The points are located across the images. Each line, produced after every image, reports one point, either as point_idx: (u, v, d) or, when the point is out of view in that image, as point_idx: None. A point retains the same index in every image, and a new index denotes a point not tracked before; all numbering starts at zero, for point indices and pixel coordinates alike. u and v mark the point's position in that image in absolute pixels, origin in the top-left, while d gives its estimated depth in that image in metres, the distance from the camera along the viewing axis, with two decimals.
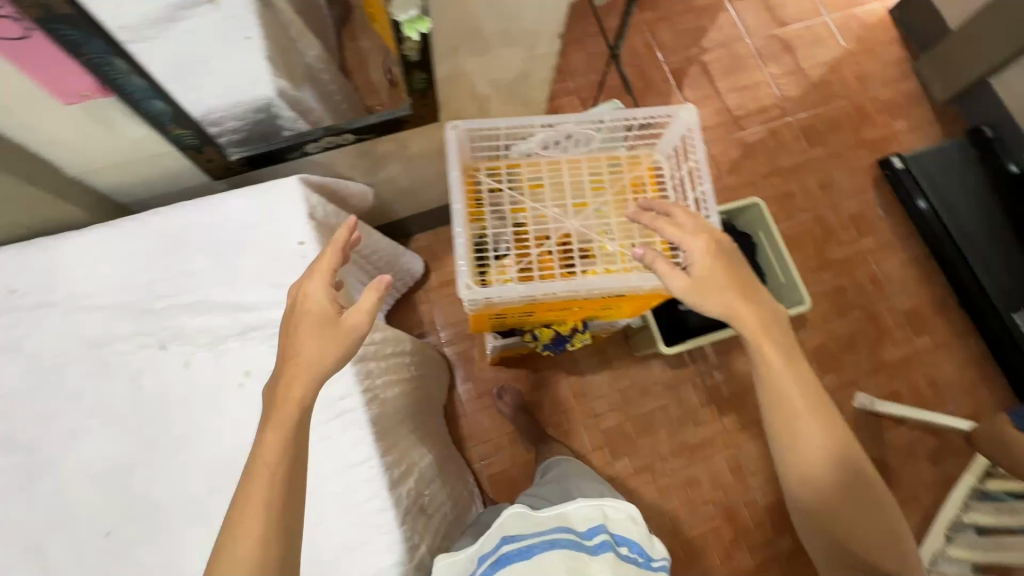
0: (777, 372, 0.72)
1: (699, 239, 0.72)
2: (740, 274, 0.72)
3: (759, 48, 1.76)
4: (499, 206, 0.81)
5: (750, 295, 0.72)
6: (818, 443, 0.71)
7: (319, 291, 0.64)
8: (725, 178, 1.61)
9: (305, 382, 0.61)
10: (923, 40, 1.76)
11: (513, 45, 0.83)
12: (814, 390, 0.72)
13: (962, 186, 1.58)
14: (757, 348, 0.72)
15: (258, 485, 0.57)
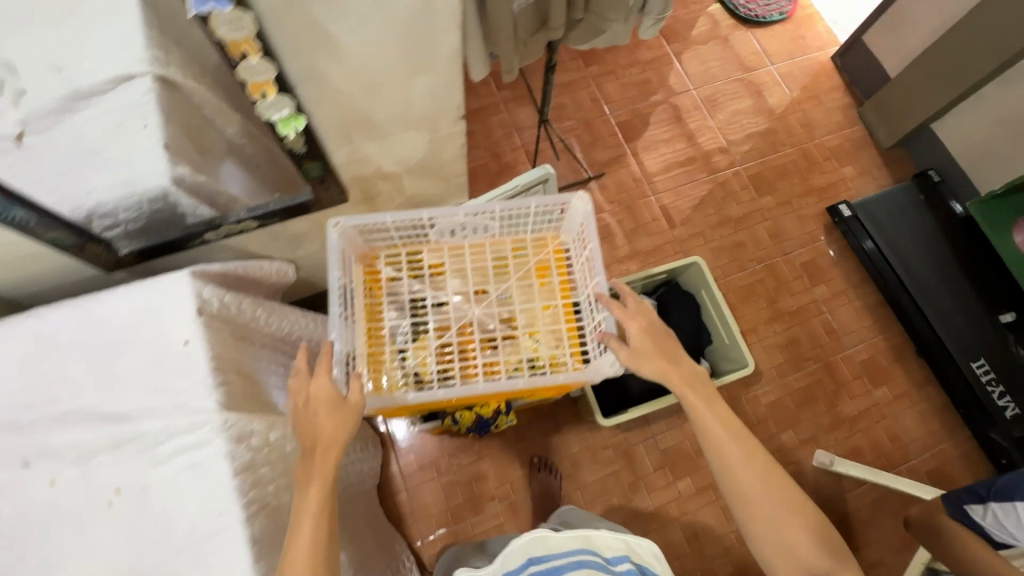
0: (697, 408, 0.79)
1: (636, 321, 0.84)
2: (671, 350, 0.83)
3: (705, 98, 1.77)
4: (397, 296, 0.79)
5: (673, 355, 0.82)
6: (746, 465, 0.76)
7: (321, 380, 0.68)
8: (676, 229, 1.60)
9: (333, 457, 0.65)
10: (865, 87, 1.78)
11: (412, 130, 0.82)
12: (731, 418, 0.79)
13: (913, 231, 1.57)
14: (681, 394, 0.80)
15: (300, 545, 0.60)
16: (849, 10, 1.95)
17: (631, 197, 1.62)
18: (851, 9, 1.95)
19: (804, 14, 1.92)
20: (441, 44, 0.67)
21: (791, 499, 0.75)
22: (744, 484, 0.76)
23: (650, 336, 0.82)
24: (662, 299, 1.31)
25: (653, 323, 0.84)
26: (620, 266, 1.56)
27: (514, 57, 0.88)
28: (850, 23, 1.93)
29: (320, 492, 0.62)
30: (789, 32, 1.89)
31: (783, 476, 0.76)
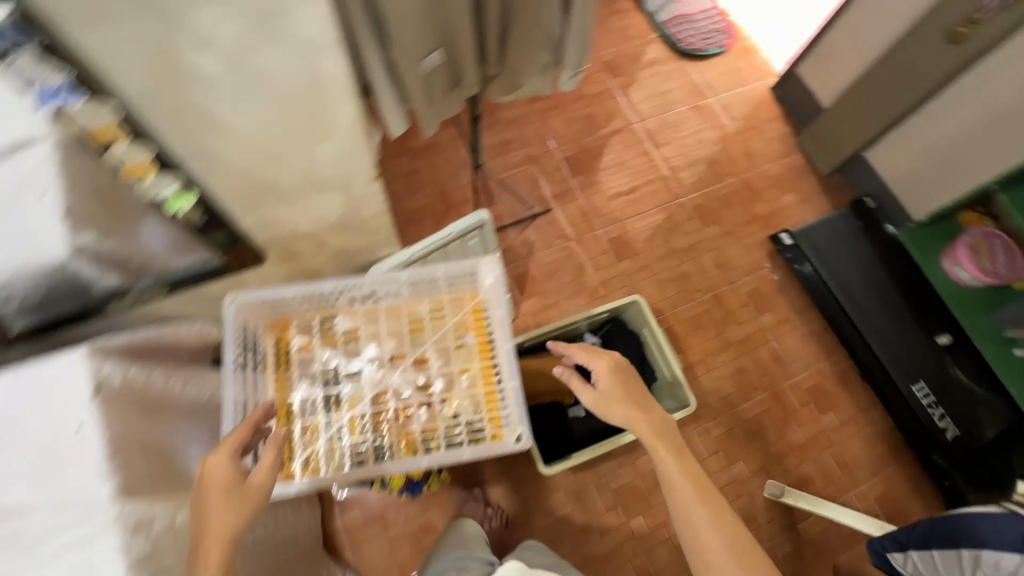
0: (668, 465, 0.82)
1: (601, 362, 0.92)
2: (637, 394, 0.90)
3: (650, 130, 1.80)
4: (307, 367, 0.91)
5: (642, 404, 0.88)
6: (711, 526, 0.77)
7: (220, 462, 0.69)
8: (623, 262, 1.60)
9: (221, 553, 0.63)
10: (802, 116, 1.84)
11: (325, 192, 0.80)
12: (700, 476, 0.81)
13: (854, 257, 1.60)
14: (653, 450, 0.84)
15: None
16: (790, 34, 2.03)
17: (578, 232, 1.62)
18: (792, 34, 2.03)
19: (745, 38, 2.00)
20: (337, 113, 0.66)
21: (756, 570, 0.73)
22: (705, 542, 0.76)
23: (619, 377, 0.90)
24: (606, 338, 1.31)
25: (619, 363, 0.93)
26: (568, 300, 1.55)
27: (430, 114, 0.88)
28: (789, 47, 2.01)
29: None
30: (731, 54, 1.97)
31: (750, 544, 0.75)
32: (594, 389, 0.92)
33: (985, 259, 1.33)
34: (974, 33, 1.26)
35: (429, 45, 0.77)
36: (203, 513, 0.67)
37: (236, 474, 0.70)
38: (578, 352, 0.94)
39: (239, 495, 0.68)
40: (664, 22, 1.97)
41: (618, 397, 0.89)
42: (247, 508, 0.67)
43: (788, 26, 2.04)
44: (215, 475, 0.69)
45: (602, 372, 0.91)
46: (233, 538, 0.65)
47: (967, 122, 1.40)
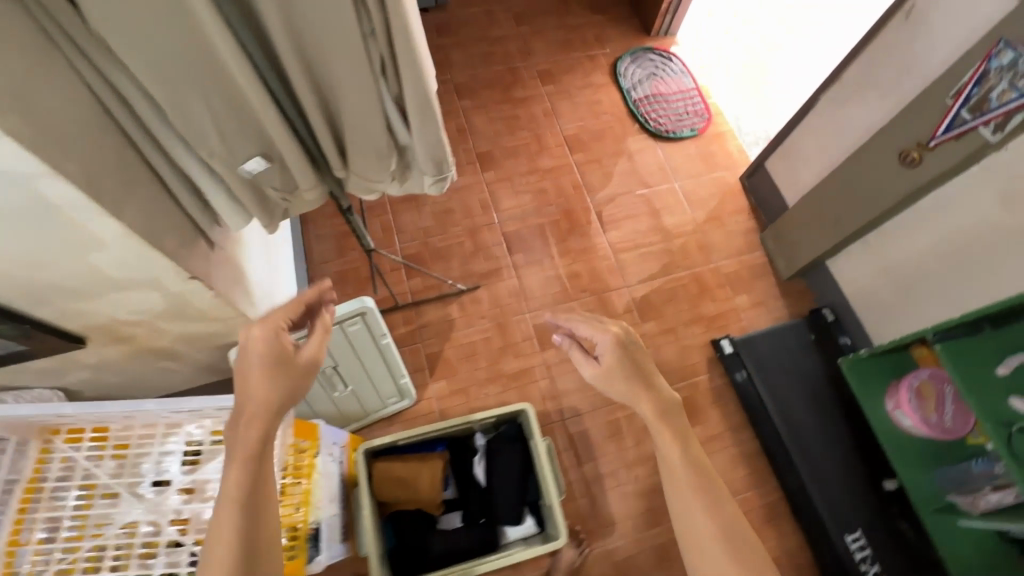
0: (669, 451, 0.78)
1: (606, 335, 0.85)
2: (643, 370, 0.83)
3: (602, 213, 1.73)
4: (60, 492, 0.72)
5: (647, 382, 0.81)
6: (705, 513, 0.74)
7: (270, 334, 0.72)
8: (547, 352, 1.50)
9: (262, 420, 0.69)
10: (769, 212, 1.72)
11: (129, 289, 0.76)
12: (701, 462, 0.77)
13: (800, 376, 1.46)
14: (656, 432, 0.80)
15: (227, 525, 0.63)
16: (787, 34, 2.08)
17: (505, 314, 1.54)
18: (787, 32, 2.08)
19: (743, 37, 2.07)
20: (101, 227, 0.62)
21: (743, 552, 0.71)
22: (702, 532, 0.73)
23: (623, 352, 0.83)
24: (494, 440, 1.20)
25: (630, 333, 0.85)
26: (480, 387, 1.45)
27: (272, 216, 0.84)
28: (787, 46, 2.07)
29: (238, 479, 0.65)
30: (728, 52, 2.04)
31: (740, 528, 0.73)
32: (597, 365, 0.86)
33: (931, 407, 1.16)
34: (927, 158, 1.14)
35: (247, 152, 0.72)
36: (246, 379, 0.70)
37: (290, 348, 0.75)
38: (583, 326, 0.88)
39: (281, 371, 0.72)
40: (638, 100, 1.91)
41: (620, 372, 0.82)
42: (290, 384, 0.72)
43: (785, 24, 2.10)
44: (266, 345, 0.72)
45: (607, 345, 0.84)
46: (275, 406, 0.70)
47: (928, 248, 1.26)
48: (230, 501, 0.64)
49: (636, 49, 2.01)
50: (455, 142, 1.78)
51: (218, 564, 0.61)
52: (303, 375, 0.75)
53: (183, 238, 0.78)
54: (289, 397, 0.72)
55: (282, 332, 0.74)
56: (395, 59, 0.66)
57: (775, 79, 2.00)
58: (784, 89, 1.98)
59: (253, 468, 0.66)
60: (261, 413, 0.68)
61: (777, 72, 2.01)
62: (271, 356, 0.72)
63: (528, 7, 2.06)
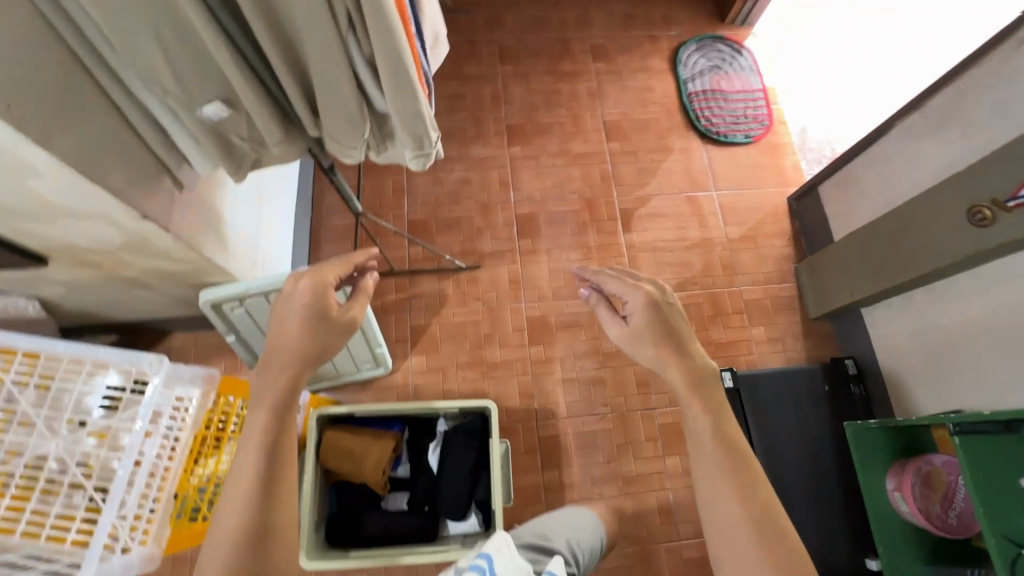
0: (698, 424, 0.69)
1: (639, 291, 0.78)
2: (676, 333, 0.75)
3: (627, 211, 1.60)
4: None
5: (681, 347, 0.73)
6: (734, 498, 0.64)
7: (314, 286, 0.74)
8: (535, 347, 1.43)
9: (290, 366, 0.70)
10: (813, 241, 1.54)
11: (78, 220, 0.74)
12: (735, 438, 0.68)
13: (802, 428, 1.33)
14: (686, 403, 0.70)
15: (249, 466, 0.64)
16: (788, 33, 1.84)
17: (501, 301, 1.47)
18: (789, 32, 1.83)
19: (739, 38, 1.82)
20: (29, 156, 0.59)
21: (776, 545, 0.60)
22: (727, 516, 0.63)
23: (656, 313, 0.76)
24: (451, 430, 1.16)
25: (662, 293, 0.78)
26: (459, 370, 1.40)
27: (241, 164, 0.79)
28: (788, 46, 1.83)
29: (263, 423, 0.66)
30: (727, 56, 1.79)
31: (772, 516, 0.63)
32: (625, 325, 0.78)
33: (936, 499, 1.03)
34: (1001, 221, 0.96)
35: (206, 96, 0.67)
36: (285, 327, 0.71)
37: (333, 304, 0.75)
38: (612, 282, 0.81)
39: (320, 324, 0.73)
40: (693, 93, 1.74)
41: (649, 334, 0.75)
42: (327, 336, 0.73)
43: (785, 23, 1.85)
44: (314, 296, 0.73)
45: (637, 304, 0.77)
46: (306, 356, 0.71)
47: (978, 319, 1.09)
48: (256, 445, 0.66)
49: (703, 36, 1.81)
50: (485, 109, 1.67)
51: (237, 507, 0.62)
52: (345, 332, 0.76)
53: (138, 174, 0.73)
54: (323, 350, 0.73)
55: (329, 287, 0.75)
56: (363, 15, 0.59)
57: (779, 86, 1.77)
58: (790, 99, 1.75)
59: (278, 416, 0.67)
60: (293, 360, 0.70)
61: (779, 77, 1.78)
62: (312, 306, 0.73)
63: None
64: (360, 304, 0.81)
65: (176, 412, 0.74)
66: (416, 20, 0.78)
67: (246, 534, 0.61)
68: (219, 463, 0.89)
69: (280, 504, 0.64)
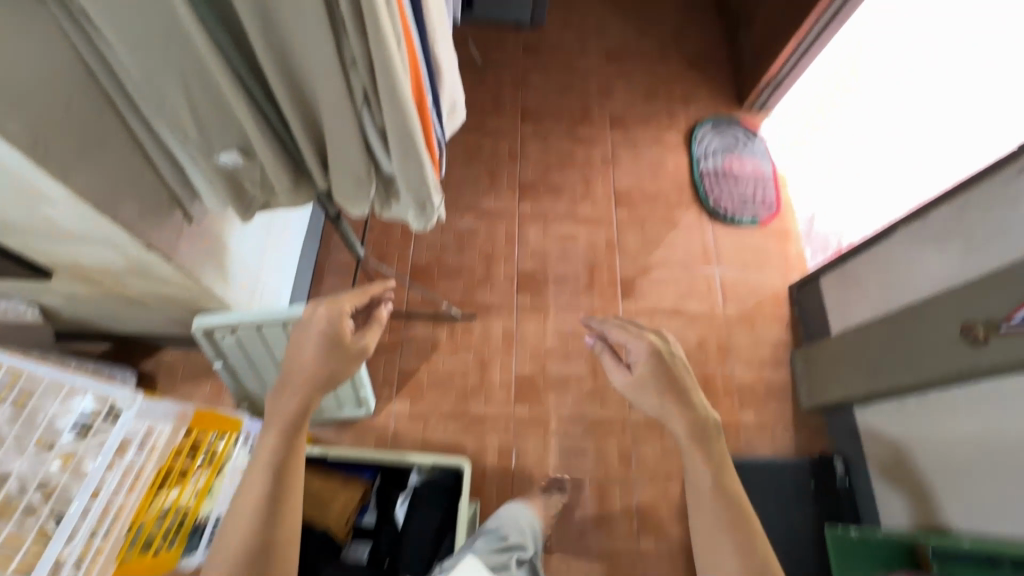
0: (698, 475, 0.72)
1: (643, 341, 0.81)
2: (679, 382, 0.78)
3: (628, 279, 1.61)
4: None
5: (683, 397, 0.76)
6: (731, 555, 0.67)
7: (331, 314, 0.76)
8: (520, 406, 1.42)
9: (301, 392, 0.72)
10: (811, 330, 1.54)
11: (85, 243, 0.76)
12: (733, 490, 0.72)
13: (783, 525, 1.29)
14: (687, 456, 0.74)
15: (254, 487, 0.67)
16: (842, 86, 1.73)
17: (492, 355, 1.47)
18: (854, 71, 1.68)
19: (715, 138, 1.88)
20: (45, 186, 0.62)
21: None
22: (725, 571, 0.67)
23: (659, 364, 0.78)
24: (421, 484, 1.14)
25: (667, 343, 0.81)
26: (441, 420, 1.39)
27: (250, 207, 0.82)
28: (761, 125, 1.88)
29: (271, 446, 0.69)
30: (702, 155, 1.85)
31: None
32: (629, 373, 0.82)
33: None
34: (994, 343, 0.96)
35: (224, 145, 0.70)
36: (300, 352, 0.74)
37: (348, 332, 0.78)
38: (617, 331, 0.85)
39: (334, 351, 0.75)
40: (705, 171, 1.78)
41: (653, 385, 0.78)
42: (339, 364, 0.75)
43: (847, 59, 1.68)
44: (329, 324, 0.75)
45: (641, 354, 0.80)
46: (319, 381, 0.73)
47: (969, 438, 1.07)
48: (263, 467, 0.69)
49: (720, 117, 1.87)
50: (501, 165, 1.72)
51: (242, 527, 0.65)
52: (357, 359, 0.78)
53: (150, 207, 0.76)
54: (336, 376, 0.75)
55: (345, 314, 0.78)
56: (378, 93, 0.62)
57: (810, 152, 1.82)
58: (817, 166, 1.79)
59: (286, 441, 0.70)
60: (305, 385, 0.72)
61: (817, 136, 1.81)
62: (328, 334, 0.75)
63: (622, 45, 1.97)
64: (373, 330, 0.84)
65: (143, 441, 0.77)
66: (435, 93, 0.83)
67: (251, 555, 0.64)
68: (183, 494, 0.85)
69: (283, 523, 0.68)
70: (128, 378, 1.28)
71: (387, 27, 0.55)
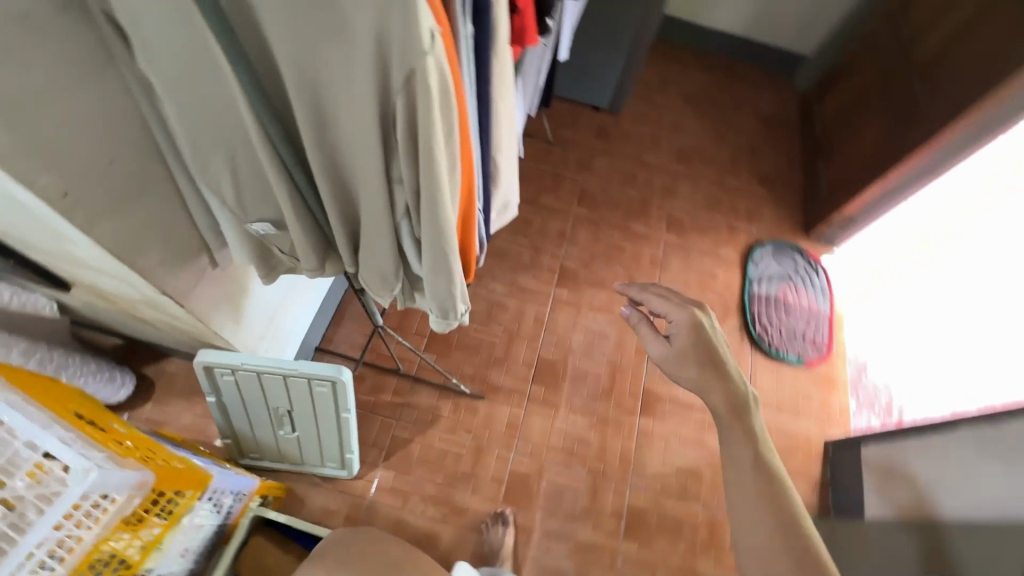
0: (737, 450, 0.64)
1: (682, 312, 0.72)
2: (718, 358, 0.69)
3: (651, 392, 1.51)
4: None
5: (722, 371, 0.68)
6: (772, 532, 0.59)
7: None
8: (507, 506, 1.32)
9: None
10: (840, 500, 1.38)
11: (104, 276, 0.75)
12: (773, 468, 0.63)
13: None
14: (726, 432, 0.65)
15: None
16: (996, 189, 1.44)
17: (491, 442, 1.38)
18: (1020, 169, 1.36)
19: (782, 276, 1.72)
20: (67, 230, 0.60)
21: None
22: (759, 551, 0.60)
23: (699, 336, 0.70)
24: None
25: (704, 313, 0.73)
26: (422, 500, 1.30)
27: (275, 270, 0.79)
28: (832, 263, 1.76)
29: None
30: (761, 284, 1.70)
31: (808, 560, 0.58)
32: (667, 346, 0.72)
33: None
34: None
35: (258, 219, 0.68)
36: None
37: None
38: (653, 297, 0.75)
39: None
40: (756, 294, 1.69)
41: (694, 356, 0.69)
42: None
43: (1012, 158, 1.37)
44: None
45: (681, 323, 0.72)
46: None
47: None
48: None
49: (782, 241, 1.79)
50: (547, 243, 1.68)
51: None
52: None
53: (175, 253, 0.74)
54: None
55: None
56: (421, 211, 0.58)
57: (943, 261, 1.57)
58: (951, 279, 1.54)
59: None
60: None
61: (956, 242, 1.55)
62: None
63: (695, 146, 1.92)
64: None
65: (83, 514, 0.64)
66: (487, 197, 0.79)
67: None
68: (130, 543, 0.76)
69: None
70: (127, 382, 1.26)
71: (440, 157, 0.51)
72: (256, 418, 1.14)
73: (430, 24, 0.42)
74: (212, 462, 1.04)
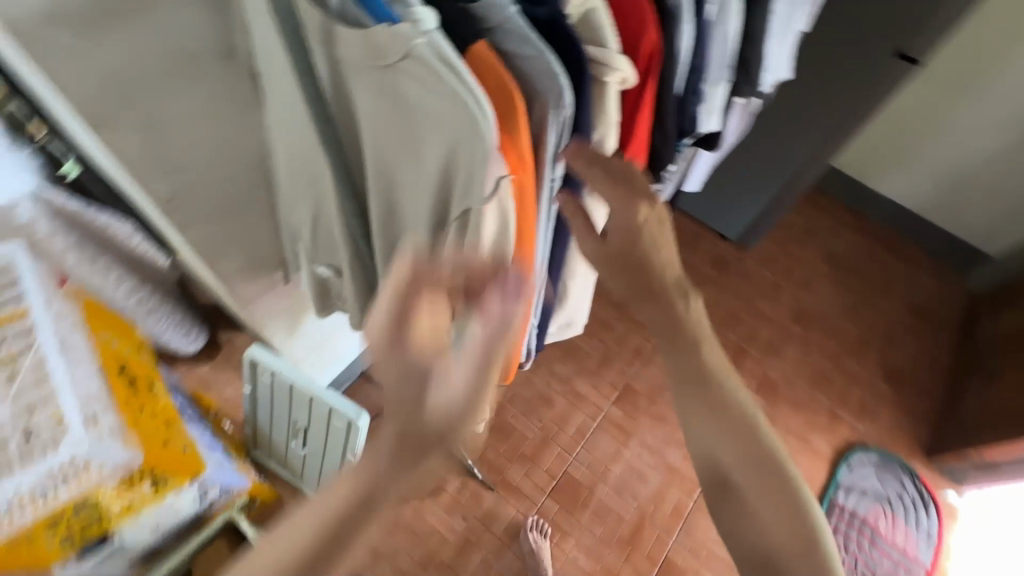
0: (676, 357, 0.49)
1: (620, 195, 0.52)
2: (657, 256, 0.51)
3: (673, 564, 1.32)
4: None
5: (661, 274, 0.51)
6: (725, 442, 0.46)
7: None
8: None
9: None
10: None
11: (193, 258, 0.81)
12: (720, 369, 0.48)
13: None
14: (666, 344, 0.50)
15: None
16: None
17: (481, 541, 1.29)
18: None
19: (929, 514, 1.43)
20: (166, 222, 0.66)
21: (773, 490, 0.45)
22: (712, 473, 0.47)
23: (635, 230, 0.51)
24: None
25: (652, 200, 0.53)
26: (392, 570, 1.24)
27: (328, 305, 0.80)
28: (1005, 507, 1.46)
29: None
30: (851, 496, 1.44)
31: (770, 470, 0.45)
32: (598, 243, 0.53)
33: None
34: None
35: (323, 263, 0.70)
36: None
37: None
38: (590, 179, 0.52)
39: None
40: (840, 506, 1.42)
41: (632, 257, 0.51)
42: None
43: None
44: None
45: (616, 215, 0.52)
46: None
47: None
48: None
49: (892, 455, 1.50)
50: (624, 354, 1.56)
51: None
52: None
53: (252, 264, 0.79)
54: None
55: None
56: (453, 322, 0.58)
57: None
58: None
59: None
60: None
61: None
62: None
63: (822, 312, 1.71)
64: None
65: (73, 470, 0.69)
66: (548, 314, 0.74)
67: None
68: (114, 501, 0.80)
69: None
70: (200, 339, 1.33)
71: None
72: (277, 422, 1.17)
73: (498, 174, 0.44)
74: (221, 449, 1.07)
